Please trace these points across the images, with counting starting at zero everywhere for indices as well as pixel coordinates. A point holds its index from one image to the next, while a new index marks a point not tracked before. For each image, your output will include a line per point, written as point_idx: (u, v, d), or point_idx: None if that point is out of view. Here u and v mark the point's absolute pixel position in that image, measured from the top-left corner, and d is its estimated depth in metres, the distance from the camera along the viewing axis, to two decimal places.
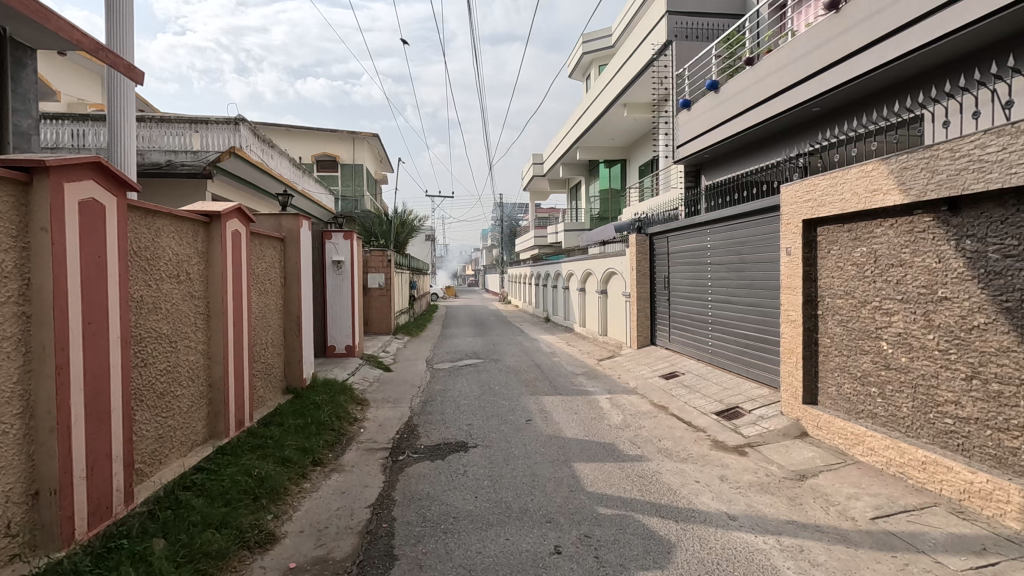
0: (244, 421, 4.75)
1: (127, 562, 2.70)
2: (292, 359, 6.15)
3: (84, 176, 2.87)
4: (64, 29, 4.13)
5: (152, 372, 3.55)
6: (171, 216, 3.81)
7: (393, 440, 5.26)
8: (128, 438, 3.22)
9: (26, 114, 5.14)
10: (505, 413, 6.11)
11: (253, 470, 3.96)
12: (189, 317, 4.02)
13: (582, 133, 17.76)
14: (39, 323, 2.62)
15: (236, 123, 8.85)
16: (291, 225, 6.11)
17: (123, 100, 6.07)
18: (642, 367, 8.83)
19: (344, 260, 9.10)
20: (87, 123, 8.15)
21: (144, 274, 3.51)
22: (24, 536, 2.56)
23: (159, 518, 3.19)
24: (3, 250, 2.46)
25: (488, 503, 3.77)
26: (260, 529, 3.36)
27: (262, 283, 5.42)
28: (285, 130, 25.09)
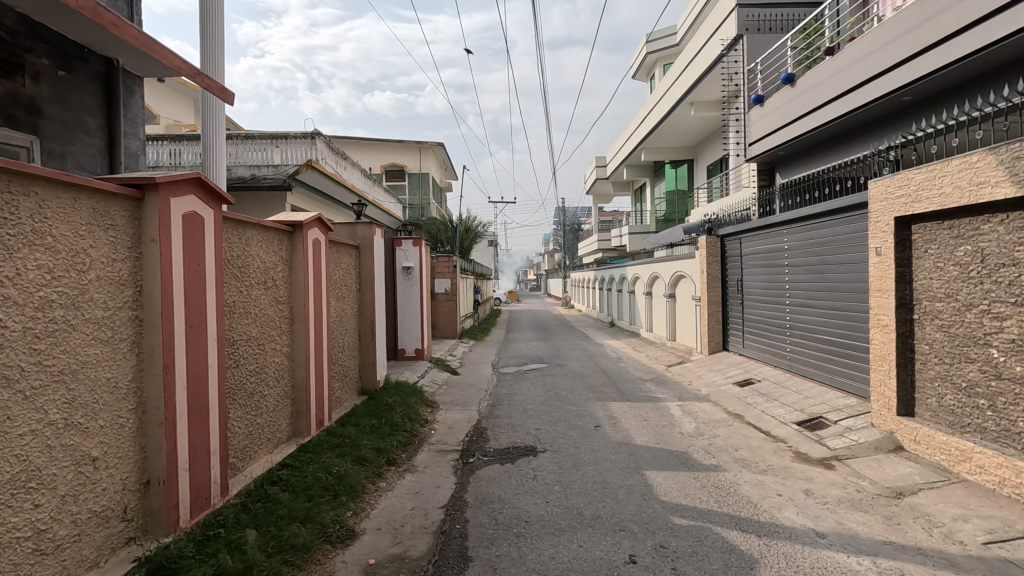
0: (323, 420, 4.97)
1: (223, 549, 2.90)
2: (366, 362, 6.38)
3: (186, 192, 3.11)
4: (168, 57, 4.50)
5: (243, 373, 3.80)
6: (259, 225, 4.06)
7: (463, 442, 5.34)
8: (223, 434, 3.45)
9: (134, 136, 5.62)
10: (572, 419, 6.06)
11: (333, 468, 4.14)
12: (275, 321, 4.28)
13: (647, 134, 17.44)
14: (149, 326, 2.87)
15: (312, 137, 9.35)
16: (365, 232, 6.36)
17: (214, 121, 6.53)
18: (714, 374, 8.50)
19: (413, 266, 9.41)
20: (183, 143, 8.84)
21: (236, 281, 3.76)
22: (138, 521, 2.80)
23: (250, 510, 3.39)
24: (119, 260, 2.71)
25: (559, 508, 3.75)
26: (341, 525, 3.50)
27: (339, 288, 5.67)
28: (355, 143, 26.25)
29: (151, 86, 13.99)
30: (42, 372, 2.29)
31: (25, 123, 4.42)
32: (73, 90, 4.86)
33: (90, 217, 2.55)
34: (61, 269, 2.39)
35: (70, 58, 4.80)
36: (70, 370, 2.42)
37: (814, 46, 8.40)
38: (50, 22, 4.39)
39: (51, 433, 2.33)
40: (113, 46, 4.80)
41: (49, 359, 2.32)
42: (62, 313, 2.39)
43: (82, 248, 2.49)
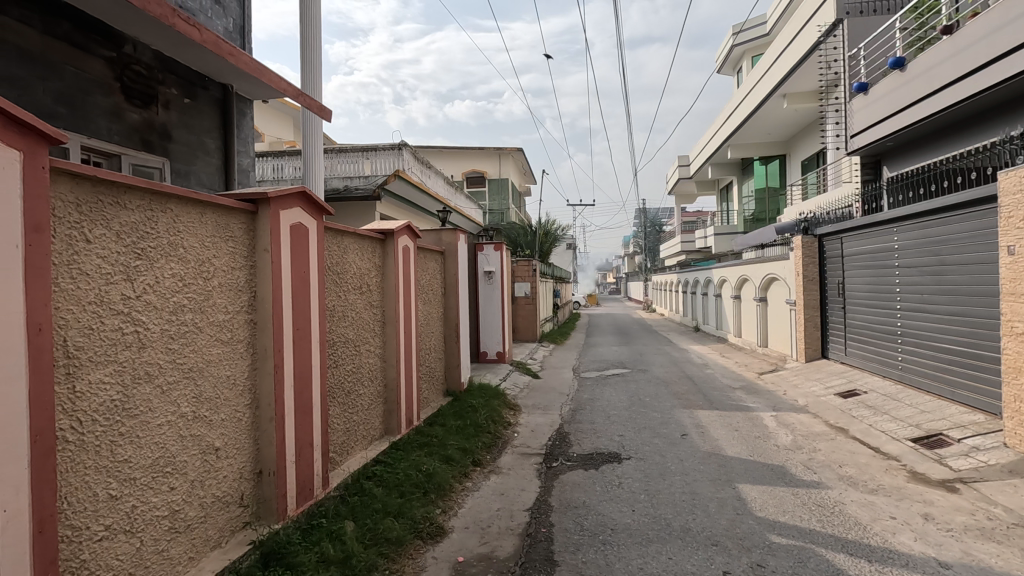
0: (412, 420, 5.18)
1: (325, 538, 3.10)
2: (451, 364, 6.58)
3: (293, 204, 3.37)
4: (275, 81, 4.90)
5: (341, 372, 4.04)
6: (355, 234, 4.31)
7: (546, 446, 5.35)
8: (325, 429, 3.70)
9: (245, 154, 6.16)
10: (657, 426, 5.90)
11: (422, 466, 4.29)
12: (369, 324, 4.52)
13: (733, 130, 16.70)
14: (262, 328, 3.13)
15: (399, 148, 9.79)
16: (450, 239, 6.57)
17: (313, 136, 7.01)
18: (812, 383, 7.94)
19: (494, 270, 9.45)
20: (285, 158, 9.57)
21: (336, 287, 4.01)
22: (252, 507, 3.07)
23: (348, 503, 3.59)
24: (237, 268, 2.98)
25: (646, 517, 3.66)
26: (432, 522, 3.63)
27: (426, 292, 5.90)
28: (437, 152, 27.19)
29: (259, 108, 15.34)
30: (176, 369, 2.57)
31: (158, 146, 4.98)
32: (196, 114, 5.42)
33: (214, 230, 2.82)
34: (190, 277, 2.66)
35: (193, 86, 5.36)
36: (198, 368, 2.70)
37: (928, 26, 7.65)
38: (178, 54, 4.94)
39: (183, 424, 2.61)
40: (230, 73, 5.30)
41: (181, 357, 2.60)
42: (191, 317, 2.67)
43: (207, 258, 2.77)
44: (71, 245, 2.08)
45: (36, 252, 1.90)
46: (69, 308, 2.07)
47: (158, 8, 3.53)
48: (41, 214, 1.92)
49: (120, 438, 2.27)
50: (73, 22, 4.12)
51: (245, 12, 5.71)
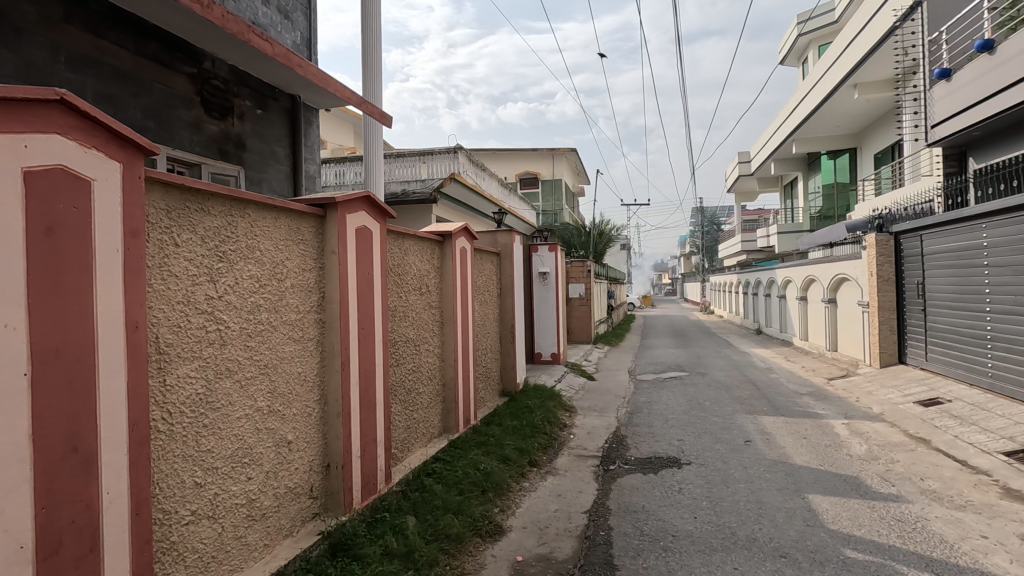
0: (469, 419, 5.25)
1: (389, 532, 3.20)
2: (507, 365, 6.63)
3: (358, 208, 3.49)
4: (340, 90, 5.10)
5: (402, 371, 4.16)
6: (416, 236, 4.43)
7: (603, 449, 5.30)
8: (388, 426, 3.81)
9: (312, 161, 6.45)
10: (719, 432, 5.71)
11: (480, 465, 4.34)
12: (428, 324, 4.62)
13: (798, 123, 15.97)
14: (330, 327, 3.27)
15: (455, 151, 9.96)
16: (506, 240, 6.63)
17: (374, 142, 7.24)
18: (888, 390, 7.46)
19: (549, 270, 9.47)
20: (346, 164, 9.93)
21: (397, 288, 4.13)
22: (321, 499, 3.20)
23: (410, 498, 3.69)
24: (308, 270, 3.12)
25: (709, 525, 3.56)
26: (490, 520, 3.67)
27: (482, 293, 5.98)
28: (492, 154, 27.49)
29: (324, 117, 16.04)
30: (253, 365, 2.72)
31: (233, 156, 5.29)
32: (267, 124, 5.72)
33: (287, 233, 2.97)
34: (266, 278, 2.81)
35: (265, 98, 5.67)
36: (272, 365, 2.84)
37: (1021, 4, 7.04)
38: (251, 68, 5.23)
39: (259, 417, 2.76)
40: (298, 84, 5.56)
41: (258, 354, 2.75)
42: (267, 315, 2.82)
43: (281, 260, 2.91)
44: (162, 248, 2.25)
45: (133, 256, 2.06)
46: (161, 307, 2.24)
47: (235, 25, 3.76)
48: (136, 220, 2.08)
49: (205, 429, 2.43)
50: (160, 42, 4.45)
51: (312, 25, 5.98)
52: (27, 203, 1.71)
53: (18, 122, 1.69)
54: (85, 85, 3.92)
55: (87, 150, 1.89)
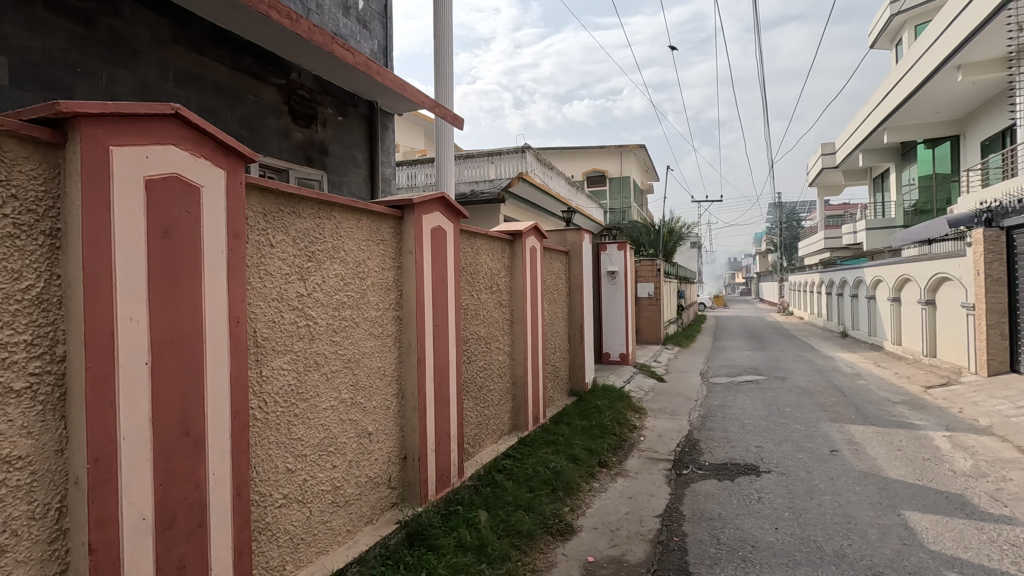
0: (539, 417, 5.28)
1: (463, 524, 3.28)
2: (576, 364, 6.60)
3: (433, 209, 3.59)
4: (415, 94, 5.27)
5: (474, 367, 4.24)
6: (487, 235, 4.51)
7: (675, 453, 5.16)
8: (461, 421, 3.90)
9: (388, 164, 6.70)
10: (802, 440, 5.41)
11: (550, 463, 4.35)
12: (499, 322, 4.68)
13: (891, 110, 14.81)
14: (406, 324, 3.38)
15: (523, 150, 10.02)
16: (575, 239, 6.60)
17: (446, 144, 7.40)
18: (997, 401, 6.77)
19: (618, 270, 9.27)
20: (418, 166, 10.23)
21: (469, 286, 4.22)
22: (399, 489, 3.33)
23: (481, 493, 3.75)
24: (387, 269, 3.25)
25: (792, 537, 3.38)
26: (561, 519, 3.67)
27: (551, 291, 5.99)
28: (559, 152, 27.43)
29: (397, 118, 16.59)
30: (337, 359, 2.87)
31: (317, 161, 5.60)
32: (347, 130, 6.00)
33: (368, 234, 3.10)
34: (349, 276, 2.96)
35: (345, 105, 5.95)
36: (355, 359, 2.99)
37: None
38: (333, 76, 5.51)
39: (343, 409, 2.90)
40: (376, 90, 5.79)
41: (342, 348, 2.90)
42: (350, 312, 2.96)
43: (363, 259, 3.06)
44: (260, 249, 2.42)
45: (235, 255, 2.23)
46: (258, 303, 2.40)
47: (321, 36, 3.98)
48: (238, 223, 2.25)
49: (295, 418, 2.59)
50: (253, 56, 4.78)
51: (388, 32, 6.21)
52: (147, 208, 1.89)
53: (142, 136, 1.88)
54: (190, 99, 4.28)
55: (198, 160, 2.07)
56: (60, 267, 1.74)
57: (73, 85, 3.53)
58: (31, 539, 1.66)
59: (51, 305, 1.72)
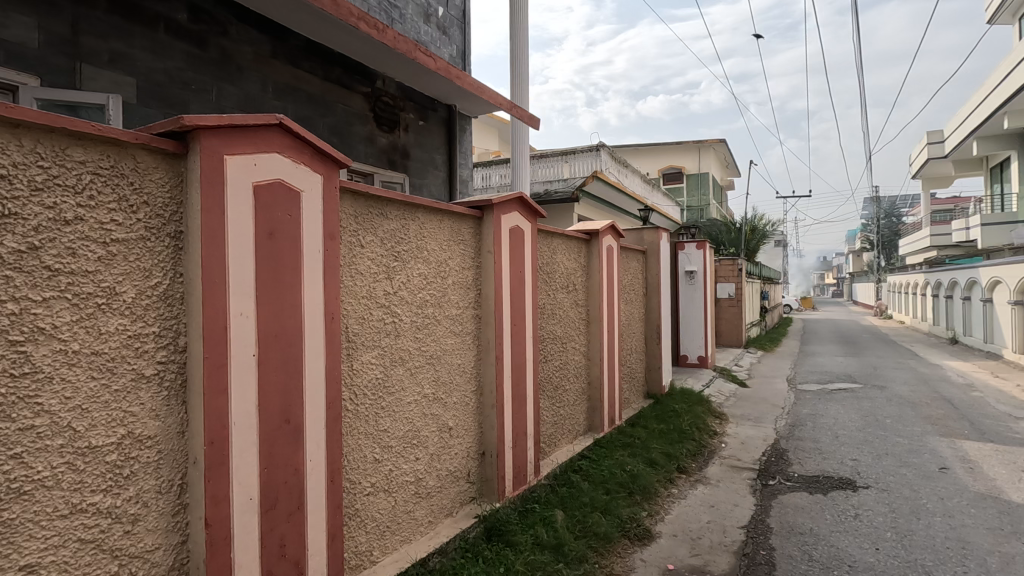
0: (614, 419, 5.20)
1: (539, 523, 3.29)
2: (653, 366, 6.44)
3: (512, 209, 3.63)
4: (493, 96, 5.35)
5: (550, 367, 4.25)
6: (564, 235, 4.50)
7: (760, 462, 4.91)
8: (537, 420, 3.92)
9: (466, 166, 6.85)
10: (905, 455, 4.97)
11: (626, 466, 4.28)
12: (575, 322, 4.66)
13: (1013, 91, 13.27)
14: (485, 322, 3.45)
15: (598, 148, 9.95)
16: (652, 238, 6.44)
17: (521, 144, 7.46)
18: None
19: (697, 270, 8.90)
20: (492, 167, 10.39)
21: (546, 286, 4.23)
22: (477, 484, 3.40)
23: (558, 493, 3.76)
24: (466, 268, 3.33)
25: (896, 559, 3.12)
26: (639, 523, 3.60)
27: (628, 292, 5.88)
28: (633, 150, 26.86)
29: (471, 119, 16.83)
30: (420, 355, 2.97)
31: (400, 164, 5.82)
32: (428, 134, 6.19)
33: (449, 234, 3.19)
34: (432, 276, 3.06)
35: (426, 109, 6.14)
36: (436, 356, 3.08)
37: None
38: (415, 82, 5.72)
39: (426, 403, 3.00)
40: (455, 93, 5.94)
41: (425, 345, 3.00)
42: (432, 310, 3.06)
43: (445, 259, 3.15)
44: (352, 249, 2.55)
45: (330, 255, 2.36)
46: (350, 301, 2.54)
47: (405, 45, 4.16)
48: (333, 224, 2.38)
49: (382, 411, 2.71)
50: (342, 67, 5.05)
51: (467, 37, 6.34)
52: (255, 212, 2.04)
53: (251, 145, 2.03)
54: (287, 109, 4.59)
55: (298, 166, 2.21)
56: (183, 266, 1.92)
57: (189, 101, 3.89)
58: (157, 511, 1.84)
59: (176, 300, 1.90)
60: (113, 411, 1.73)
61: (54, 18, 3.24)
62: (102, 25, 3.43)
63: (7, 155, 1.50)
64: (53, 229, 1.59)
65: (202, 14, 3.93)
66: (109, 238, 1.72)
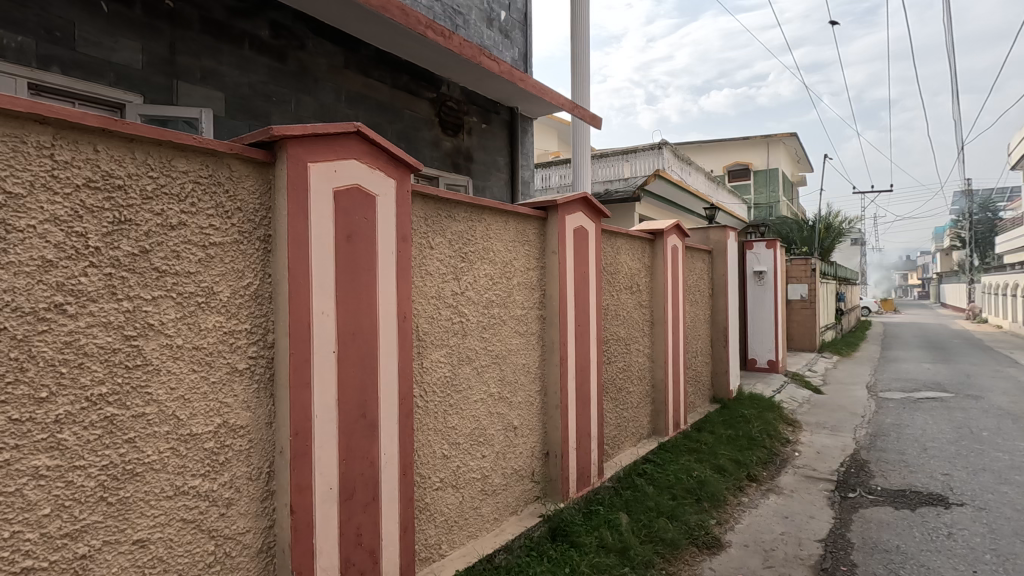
0: (680, 423, 5.07)
1: (604, 525, 3.27)
2: (720, 369, 6.23)
3: (576, 209, 3.63)
4: (555, 97, 5.35)
5: (614, 368, 4.21)
6: (628, 235, 4.44)
7: (839, 473, 4.64)
8: (601, 422, 3.89)
9: (527, 167, 6.85)
10: (1006, 471, 4.55)
11: (693, 472, 4.17)
12: (639, 323, 4.58)
13: None
14: (550, 323, 3.46)
15: (660, 147, 9.76)
16: (719, 237, 6.25)
17: (582, 144, 7.42)
18: None
19: (766, 270, 8.54)
20: (552, 168, 10.39)
21: (610, 286, 4.19)
22: (541, 484, 3.42)
23: (622, 496, 3.71)
24: (531, 269, 3.35)
25: None
26: (707, 531, 3.49)
27: (693, 293, 5.73)
28: (696, 146, 26.06)
29: None
30: (487, 355, 3.02)
31: (463, 167, 5.93)
32: (490, 137, 6.28)
33: (514, 235, 3.23)
34: (498, 276, 3.10)
35: (489, 113, 6.24)
36: (502, 355, 3.12)
37: None
38: (478, 86, 5.82)
39: (492, 402, 3.05)
40: (517, 95, 5.99)
41: (491, 345, 3.05)
42: (498, 310, 3.11)
43: (510, 260, 3.19)
44: (422, 250, 2.63)
45: (403, 257, 2.45)
46: (420, 301, 2.62)
47: (469, 50, 4.26)
48: (406, 227, 2.46)
49: (451, 408, 2.78)
50: (409, 74, 5.21)
51: (529, 39, 6.38)
52: (335, 216, 2.15)
53: (332, 153, 2.14)
54: (358, 117, 4.79)
55: (374, 171, 2.31)
56: (271, 267, 2.05)
57: (270, 112, 4.14)
58: (248, 496, 1.97)
59: (264, 299, 2.03)
60: (210, 402, 1.87)
61: (155, 40, 3.54)
62: (195, 44, 3.71)
63: (123, 167, 1.66)
64: (161, 234, 1.74)
65: (282, 30, 4.16)
66: (208, 241, 1.86)
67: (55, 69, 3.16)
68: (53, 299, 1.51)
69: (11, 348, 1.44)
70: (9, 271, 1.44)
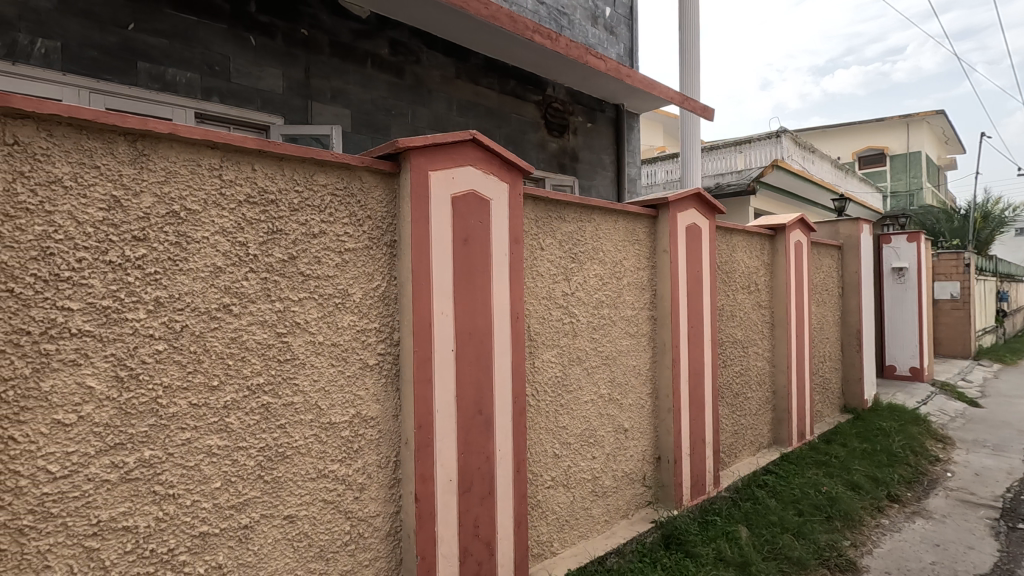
0: (805, 433, 4.69)
1: (722, 537, 3.11)
2: (851, 376, 5.67)
3: (688, 206, 3.49)
4: (663, 91, 5.19)
5: (730, 372, 3.99)
6: (745, 231, 4.19)
7: (1004, 500, 4.03)
8: (716, 428, 3.70)
9: (634, 164, 6.70)
10: None
11: (822, 487, 3.85)
12: (758, 325, 4.31)
13: None
14: (661, 323, 3.36)
15: (778, 135, 9.08)
16: (850, 230, 5.70)
17: (692, 137, 7.11)
18: None
19: (908, 266, 7.69)
20: (658, 164, 10.08)
21: (725, 286, 3.98)
22: (653, 489, 3.34)
23: (741, 507, 3.51)
24: (641, 268, 3.28)
25: None
26: (840, 553, 3.20)
27: (820, 292, 5.27)
28: (819, 133, 23.90)
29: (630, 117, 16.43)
30: (597, 355, 3.00)
31: (569, 167, 5.94)
32: (595, 135, 6.23)
33: (624, 234, 3.18)
34: (608, 276, 3.07)
35: (594, 111, 6.19)
36: (613, 357, 3.09)
37: None
38: (583, 86, 5.79)
39: (602, 404, 3.03)
40: (623, 91, 5.88)
41: (601, 346, 3.03)
42: (608, 311, 3.08)
43: (620, 260, 3.14)
44: (533, 252, 2.67)
45: (515, 259, 2.51)
46: (532, 302, 2.67)
47: (576, 50, 4.26)
48: (518, 230, 2.52)
49: (561, 408, 2.80)
50: (516, 79, 5.32)
51: (635, 33, 6.24)
52: (453, 220, 2.25)
53: (450, 161, 2.25)
54: (468, 124, 4.98)
55: (488, 177, 2.39)
56: (396, 270, 2.20)
57: (390, 124, 4.43)
58: (378, 482, 2.13)
59: (391, 300, 2.18)
60: (347, 394, 2.04)
61: (294, 66, 3.93)
62: (326, 67, 4.08)
63: (275, 183, 1.87)
64: (306, 241, 1.94)
65: (400, 47, 4.44)
66: (344, 247, 2.04)
67: (215, 98, 3.63)
68: (222, 300, 1.74)
69: (191, 342, 1.67)
70: (190, 276, 1.68)
